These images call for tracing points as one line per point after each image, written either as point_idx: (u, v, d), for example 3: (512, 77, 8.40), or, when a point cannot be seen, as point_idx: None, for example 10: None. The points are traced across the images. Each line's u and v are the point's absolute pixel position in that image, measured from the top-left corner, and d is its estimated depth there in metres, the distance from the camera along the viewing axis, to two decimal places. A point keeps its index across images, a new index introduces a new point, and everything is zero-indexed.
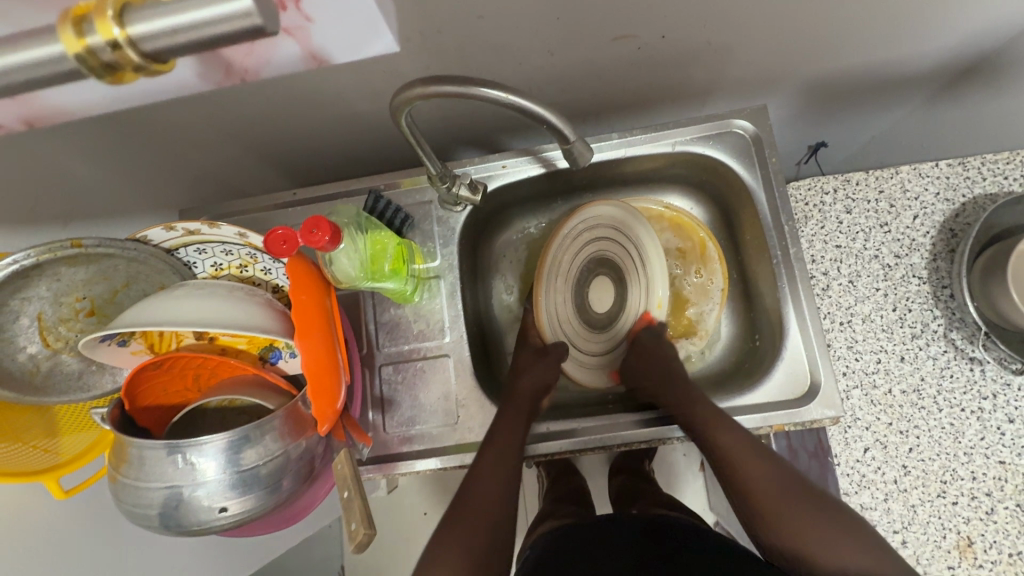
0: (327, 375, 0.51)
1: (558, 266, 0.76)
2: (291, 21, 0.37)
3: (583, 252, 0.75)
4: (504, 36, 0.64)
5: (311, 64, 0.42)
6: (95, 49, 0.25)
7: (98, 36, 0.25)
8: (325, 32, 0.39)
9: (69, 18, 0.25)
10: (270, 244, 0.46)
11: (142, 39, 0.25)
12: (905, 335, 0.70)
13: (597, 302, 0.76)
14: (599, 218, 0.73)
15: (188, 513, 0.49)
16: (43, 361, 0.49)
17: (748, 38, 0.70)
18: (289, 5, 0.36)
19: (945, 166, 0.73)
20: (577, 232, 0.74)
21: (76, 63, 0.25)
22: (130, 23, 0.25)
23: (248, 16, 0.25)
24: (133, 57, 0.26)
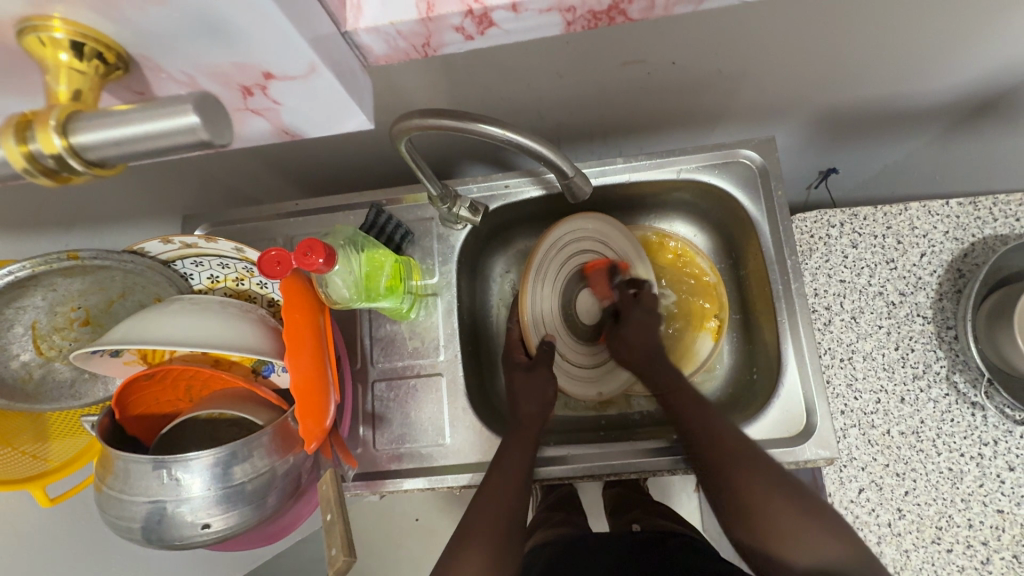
0: (317, 395, 0.51)
1: (546, 278, 0.75)
2: (260, 104, 0.36)
3: (569, 263, 0.76)
4: (511, 56, 0.63)
5: (283, 138, 0.41)
6: (37, 156, 0.27)
7: (40, 146, 0.27)
8: (296, 113, 0.37)
9: (12, 125, 0.27)
10: (263, 264, 0.46)
11: (85, 148, 0.27)
12: (906, 375, 0.69)
13: (585, 312, 0.77)
14: (585, 229, 0.76)
15: (169, 528, 0.49)
16: (36, 369, 0.50)
17: (758, 67, 0.69)
18: (255, 91, 0.35)
19: (956, 205, 0.71)
20: (563, 241, 0.75)
21: (19, 170, 0.27)
22: (72, 133, 0.27)
23: (192, 131, 0.27)
24: (77, 166, 0.28)
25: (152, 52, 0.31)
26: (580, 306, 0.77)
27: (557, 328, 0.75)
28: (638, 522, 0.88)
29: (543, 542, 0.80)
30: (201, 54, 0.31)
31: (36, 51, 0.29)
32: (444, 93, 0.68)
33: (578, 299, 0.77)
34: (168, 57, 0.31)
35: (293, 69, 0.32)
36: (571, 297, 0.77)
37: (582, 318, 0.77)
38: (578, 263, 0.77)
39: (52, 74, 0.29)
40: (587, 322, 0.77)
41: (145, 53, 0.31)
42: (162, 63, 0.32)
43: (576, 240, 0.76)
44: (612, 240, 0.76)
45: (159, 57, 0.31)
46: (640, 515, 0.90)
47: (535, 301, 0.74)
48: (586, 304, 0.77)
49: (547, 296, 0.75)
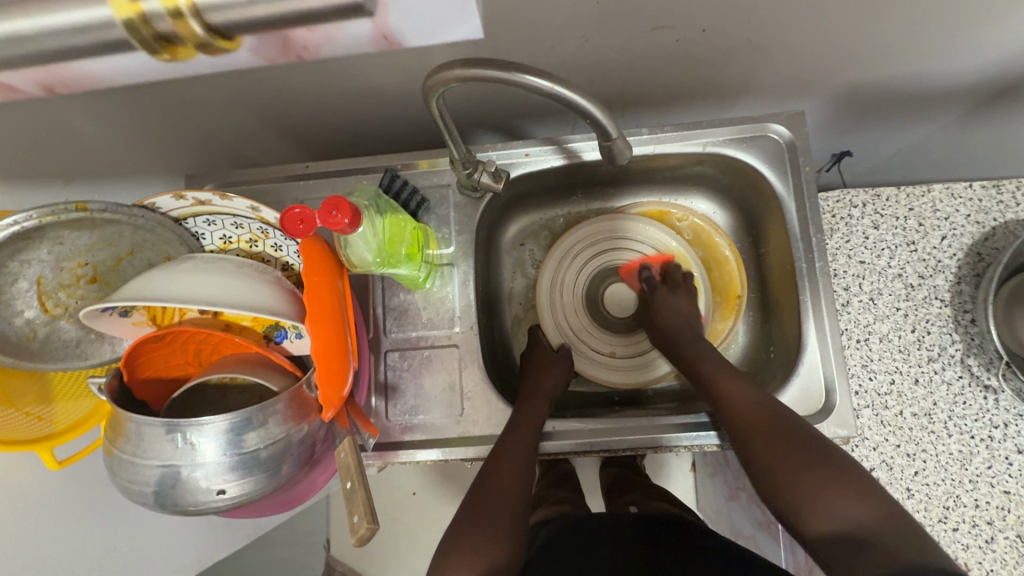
0: (337, 361, 0.49)
1: (564, 283, 0.77)
2: None
3: (587, 269, 0.77)
4: (539, 15, 0.60)
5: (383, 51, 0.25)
6: (151, 16, 0.21)
7: (158, 0, 0.21)
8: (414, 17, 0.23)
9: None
10: (286, 222, 0.44)
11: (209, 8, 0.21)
12: (921, 358, 0.69)
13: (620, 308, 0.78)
14: (598, 232, 0.77)
15: (184, 493, 0.47)
16: (41, 327, 0.47)
17: (791, 37, 0.66)
18: None
19: (979, 189, 0.71)
20: (576, 249, 0.77)
21: (126, 33, 0.22)
22: None
23: None
24: (198, 30, 0.22)
25: None
26: (610, 302, 0.78)
27: (584, 328, 0.77)
28: (636, 504, 0.88)
29: (548, 519, 0.79)
30: None
31: None
32: (465, 53, 0.65)
33: (605, 298, 0.78)
34: None
35: None
36: (596, 297, 0.78)
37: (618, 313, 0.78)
38: (597, 264, 0.77)
39: None
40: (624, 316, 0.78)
41: None
42: None
43: (589, 244, 0.77)
44: (632, 234, 0.77)
45: None
46: (639, 497, 0.90)
47: (559, 312, 0.76)
48: (618, 299, 0.78)
49: (570, 302, 0.77)
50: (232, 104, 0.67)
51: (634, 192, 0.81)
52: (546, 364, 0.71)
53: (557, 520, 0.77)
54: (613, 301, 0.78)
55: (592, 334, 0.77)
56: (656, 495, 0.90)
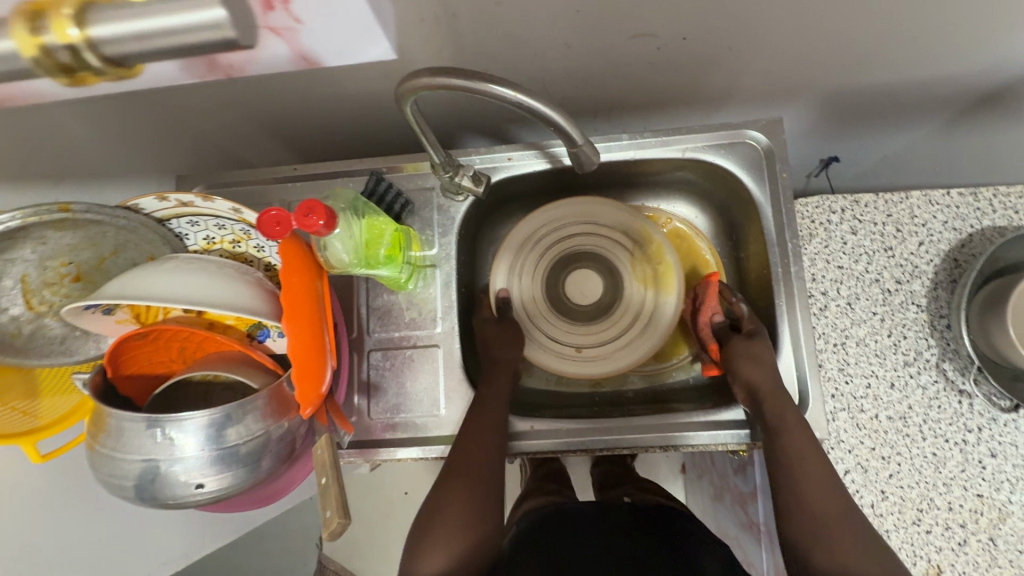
0: (314, 360, 0.50)
1: (524, 268, 0.77)
2: (278, 22, 0.30)
3: (550, 255, 0.78)
4: (520, 23, 0.61)
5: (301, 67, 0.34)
6: (51, 49, 0.24)
7: (52, 34, 0.24)
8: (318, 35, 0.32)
9: (22, 14, 0.24)
10: (263, 224, 0.45)
11: (103, 42, 0.25)
12: (897, 362, 0.70)
13: (583, 297, 0.78)
14: (559, 219, 0.76)
15: (163, 487, 0.49)
16: (26, 324, 0.49)
17: (770, 45, 0.67)
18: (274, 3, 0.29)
19: (956, 195, 0.72)
20: (541, 234, 0.77)
21: (30, 64, 0.25)
22: (90, 24, 0.24)
23: (220, 27, 0.24)
24: (93, 61, 0.25)
25: None
26: (571, 290, 0.78)
27: (543, 314, 0.77)
28: (628, 495, 0.89)
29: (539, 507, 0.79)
30: None
31: None
32: (448, 59, 0.66)
33: (567, 284, 0.78)
34: None
35: None
36: (556, 285, 0.78)
37: (582, 301, 0.78)
38: (558, 251, 0.78)
39: None
40: (589, 304, 0.78)
41: None
42: None
43: (554, 229, 0.77)
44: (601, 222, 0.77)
45: None
46: (632, 489, 0.91)
47: (521, 296, 0.77)
48: (580, 287, 0.78)
49: (532, 288, 0.78)
50: (222, 108, 0.69)
51: (619, 196, 0.82)
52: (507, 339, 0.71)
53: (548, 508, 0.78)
54: (575, 289, 0.78)
55: (550, 321, 0.77)
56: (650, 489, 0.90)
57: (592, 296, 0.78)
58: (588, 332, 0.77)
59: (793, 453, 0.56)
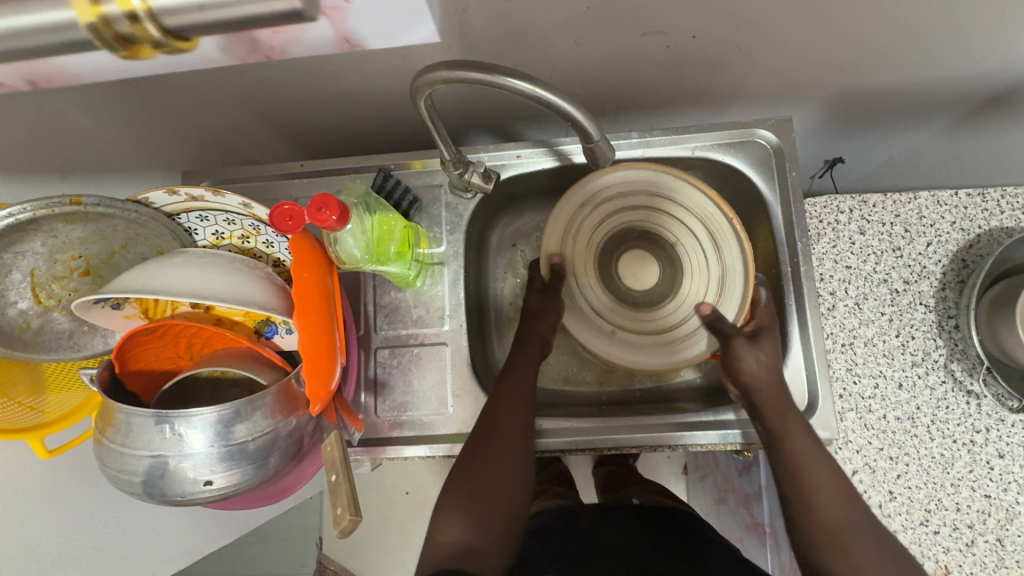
0: (324, 357, 0.50)
1: (580, 232, 0.70)
2: (328, 1, 0.26)
3: (609, 228, 0.70)
4: (531, 21, 0.61)
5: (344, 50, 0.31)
6: (112, 19, 0.24)
7: (116, 5, 0.24)
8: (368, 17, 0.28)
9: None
10: (276, 218, 0.45)
11: (164, 12, 0.24)
12: (905, 362, 0.70)
13: (635, 278, 0.70)
14: (629, 184, 0.68)
15: (171, 483, 0.48)
16: (34, 318, 0.48)
17: (780, 44, 0.67)
18: None
19: (964, 196, 0.72)
20: (604, 200, 0.69)
21: (89, 33, 0.24)
22: None
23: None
24: (153, 31, 0.25)
25: None
26: (626, 266, 0.71)
27: (590, 285, 0.70)
28: (635, 495, 0.89)
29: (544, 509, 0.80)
30: None
31: None
32: (458, 56, 0.66)
33: (622, 260, 0.71)
34: None
35: None
36: (610, 257, 0.71)
37: (633, 283, 0.70)
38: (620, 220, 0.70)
39: None
40: (640, 289, 0.70)
41: None
42: None
43: (619, 195, 0.69)
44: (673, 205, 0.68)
45: None
46: (638, 491, 0.90)
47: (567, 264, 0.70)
48: (635, 268, 0.71)
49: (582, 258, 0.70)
50: (229, 103, 0.68)
51: None
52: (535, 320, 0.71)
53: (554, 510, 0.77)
54: (629, 267, 0.70)
55: (596, 296, 0.70)
56: (655, 490, 0.90)
57: (645, 280, 0.70)
58: (639, 319, 0.69)
59: (798, 464, 0.58)
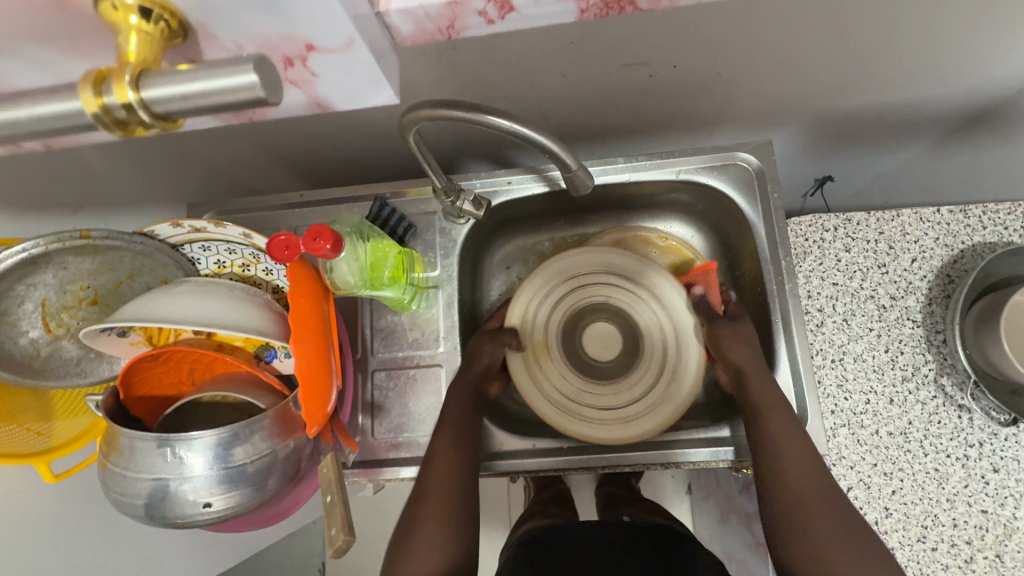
0: (320, 380, 0.52)
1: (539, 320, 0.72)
2: (297, 75, 0.36)
3: (555, 319, 0.73)
4: (517, 56, 0.65)
5: (317, 111, 0.40)
6: (110, 107, 0.28)
7: (114, 97, 0.28)
8: (331, 86, 0.37)
9: (90, 79, 0.28)
10: (273, 248, 0.47)
11: (154, 102, 0.28)
12: (895, 377, 0.70)
13: (599, 355, 0.72)
14: (553, 272, 0.73)
15: (171, 506, 0.50)
16: (43, 347, 0.51)
17: (757, 71, 0.70)
18: (296, 62, 0.35)
19: (946, 213, 0.73)
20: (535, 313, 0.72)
21: (92, 120, 0.28)
22: (143, 87, 0.28)
23: (250, 89, 0.27)
24: (144, 117, 0.29)
25: (206, 18, 0.32)
26: (588, 347, 0.72)
27: (569, 382, 0.70)
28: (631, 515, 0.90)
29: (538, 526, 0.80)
30: (248, 22, 0.32)
31: (110, 15, 0.31)
32: (450, 89, 0.69)
33: (576, 342, 0.73)
34: (221, 24, 0.32)
35: (332, 41, 0.33)
36: (569, 344, 0.72)
37: (596, 364, 0.72)
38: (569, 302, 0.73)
39: (121, 35, 0.31)
40: (605, 363, 0.72)
41: (200, 18, 0.32)
42: (215, 31, 0.33)
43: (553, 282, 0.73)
44: (586, 276, 0.73)
45: (212, 24, 0.32)
46: (632, 510, 0.91)
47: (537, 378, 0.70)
48: (593, 345, 0.72)
49: (553, 372, 0.70)
50: (232, 141, 0.72)
51: (618, 217, 0.84)
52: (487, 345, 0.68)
53: (545, 529, 0.78)
54: (588, 346, 0.72)
55: (581, 393, 0.69)
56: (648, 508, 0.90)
57: (606, 351, 0.72)
58: (624, 388, 0.69)
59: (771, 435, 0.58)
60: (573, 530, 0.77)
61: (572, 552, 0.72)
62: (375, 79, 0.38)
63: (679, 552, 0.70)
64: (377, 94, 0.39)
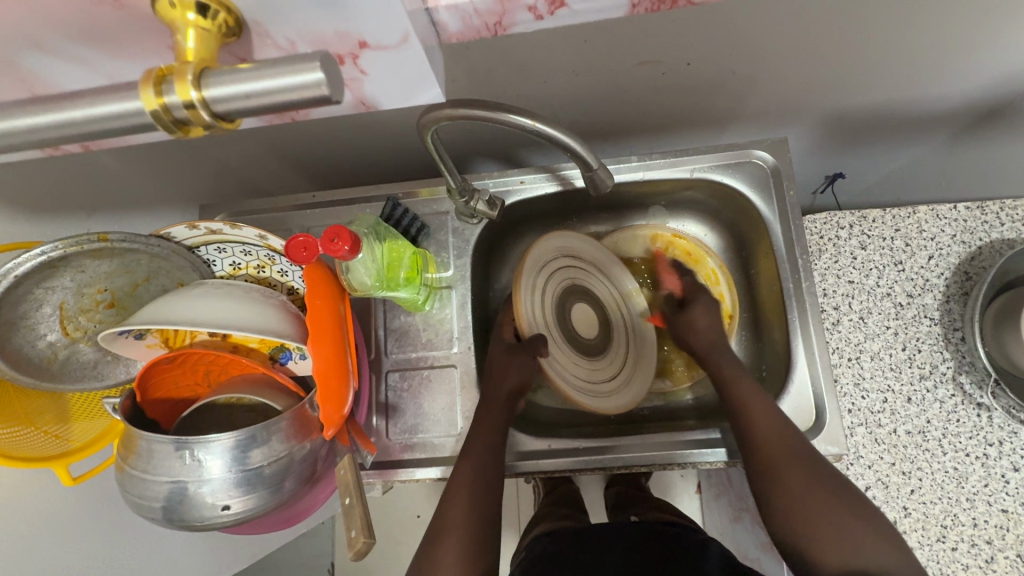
0: (337, 382, 0.51)
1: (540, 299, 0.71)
2: (347, 73, 0.36)
3: (550, 299, 0.73)
4: (531, 55, 0.64)
5: (361, 110, 0.40)
6: (172, 106, 0.28)
7: (176, 96, 0.28)
8: (379, 85, 0.37)
9: (151, 77, 0.28)
10: (291, 249, 0.47)
11: (216, 101, 0.28)
12: (912, 376, 0.70)
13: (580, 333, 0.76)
14: (550, 253, 0.72)
15: (190, 508, 0.49)
16: (61, 350, 0.51)
17: (771, 68, 0.70)
18: (346, 60, 0.35)
19: (963, 210, 0.73)
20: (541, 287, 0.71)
21: (151, 118, 0.28)
22: (206, 87, 0.28)
23: (317, 86, 0.27)
24: (206, 116, 0.29)
25: (265, 16, 0.32)
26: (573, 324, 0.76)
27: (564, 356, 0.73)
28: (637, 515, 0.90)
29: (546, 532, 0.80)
30: (307, 17, 0.31)
31: (168, 14, 0.30)
32: (462, 88, 0.69)
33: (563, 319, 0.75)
34: (278, 21, 0.32)
35: (386, 38, 0.33)
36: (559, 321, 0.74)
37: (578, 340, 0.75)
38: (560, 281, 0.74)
39: (179, 32, 0.30)
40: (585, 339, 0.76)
41: (259, 17, 0.32)
42: (271, 28, 0.33)
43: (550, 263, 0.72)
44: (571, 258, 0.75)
45: (269, 21, 0.32)
46: (641, 509, 0.91)
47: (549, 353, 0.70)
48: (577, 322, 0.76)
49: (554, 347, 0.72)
50: (244, 142, 0.72)
51: (630, 216, 0.84)
52: (508, 363, 0.67)
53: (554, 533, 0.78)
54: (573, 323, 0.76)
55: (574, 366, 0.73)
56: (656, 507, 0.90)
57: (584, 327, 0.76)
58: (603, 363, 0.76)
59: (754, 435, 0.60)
60: (582, 531, 0.77)
61: (583, 552, 0.72)
62: (424, 79, 0.38)
63: (687, 548, 0.71)
64: (423, 93, 0.39)
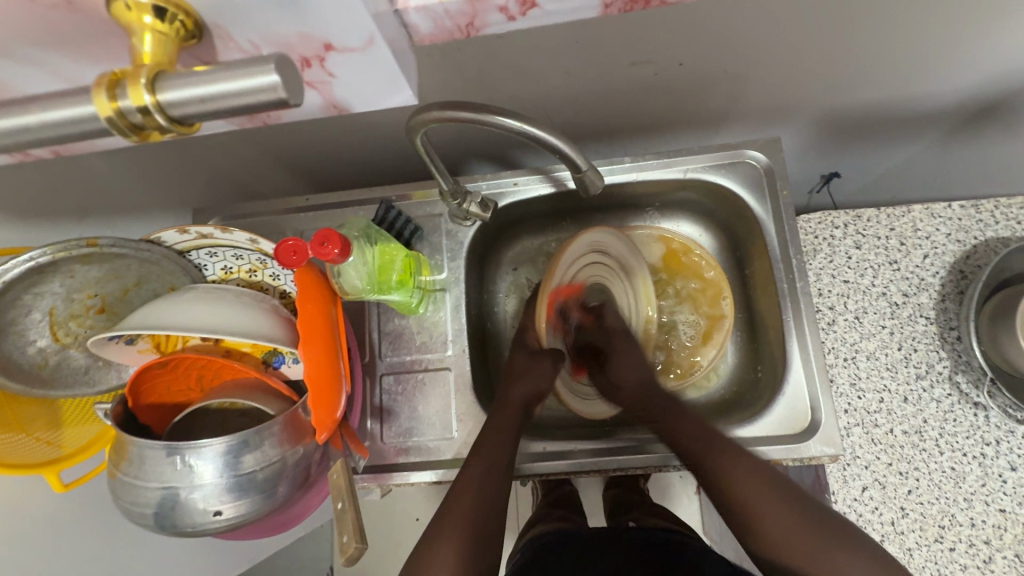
0: (329, 386, 0.51)
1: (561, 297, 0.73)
2: (315, 76, 0.36)
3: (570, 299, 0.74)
4: (522, 56, 0.64)
5: (332, 113, 0.41)
6: (126, 111, 0.28)
7: (130, 101, 0.28)
8: (350, 87, 0.38)
9: (104, 82, 0.28)
10: (281, 253, 0.47)
11: (170, 105, 0.28)
12: (909, 375, 0.70)
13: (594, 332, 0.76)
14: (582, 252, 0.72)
15: (182, 515, 0.49)
16: (52, 355, 0.51)
17: (763, 68, 0.70)
18: (313, 63, 0.35)
19: (958, 208, 0.72)
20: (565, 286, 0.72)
21: (106, 124, 0.28)
22: (160, 90, 0.28)
23: (271, 90, 0.27)
24: (161, 120, 0.29)
25: (225, 19, 0.31)
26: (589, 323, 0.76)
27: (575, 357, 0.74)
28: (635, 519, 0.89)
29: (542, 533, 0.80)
30: (271, 22, 0.31)
31: (124, 17, 0.30)
32: (454, 89, 0.69)
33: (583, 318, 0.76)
34: (239, 25, 0.32)
35: (353, 40, 0.33)
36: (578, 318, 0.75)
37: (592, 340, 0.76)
38: (586, 281, 0.75)
39: (136, 36, 0.30)
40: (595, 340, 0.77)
41: (218, 19, 0.31)
42: (233, 31, 0.33)
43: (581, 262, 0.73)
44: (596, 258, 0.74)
45: (230, 24, 0.32)
46: (639, 513, 0.90)
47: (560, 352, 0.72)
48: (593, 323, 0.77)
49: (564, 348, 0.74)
50: (237, 146, 0.72)
51: (625, 217, 0.84)
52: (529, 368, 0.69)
53: (551, 534, 0.78)
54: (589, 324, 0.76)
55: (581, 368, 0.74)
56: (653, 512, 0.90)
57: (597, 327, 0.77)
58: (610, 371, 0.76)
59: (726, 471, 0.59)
60: (578, 535, 0.77)
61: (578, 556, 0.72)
62: (396, 79, 0.38)
63: (684, 554, 0.70)
64: (395, 94, 0.40)
